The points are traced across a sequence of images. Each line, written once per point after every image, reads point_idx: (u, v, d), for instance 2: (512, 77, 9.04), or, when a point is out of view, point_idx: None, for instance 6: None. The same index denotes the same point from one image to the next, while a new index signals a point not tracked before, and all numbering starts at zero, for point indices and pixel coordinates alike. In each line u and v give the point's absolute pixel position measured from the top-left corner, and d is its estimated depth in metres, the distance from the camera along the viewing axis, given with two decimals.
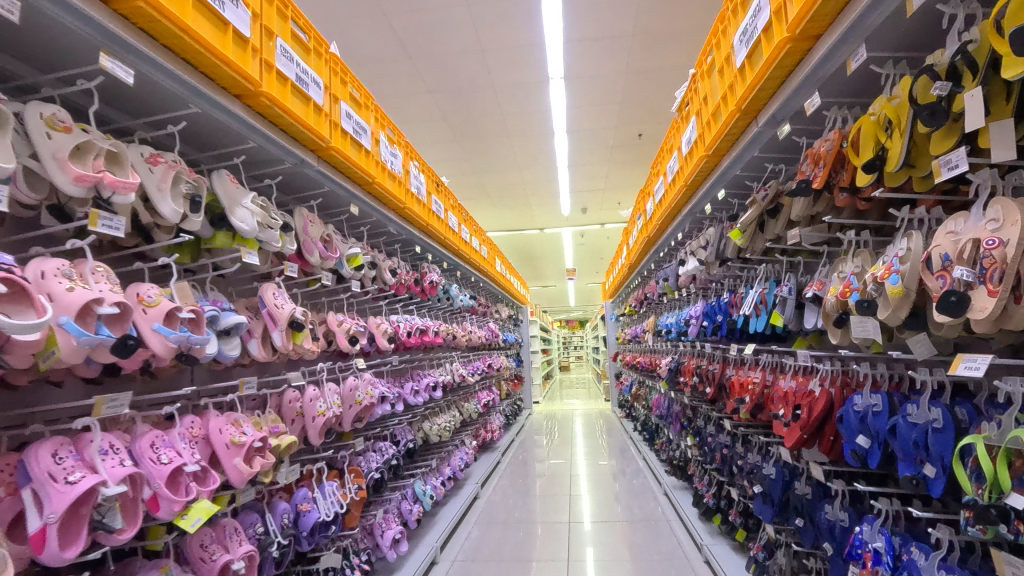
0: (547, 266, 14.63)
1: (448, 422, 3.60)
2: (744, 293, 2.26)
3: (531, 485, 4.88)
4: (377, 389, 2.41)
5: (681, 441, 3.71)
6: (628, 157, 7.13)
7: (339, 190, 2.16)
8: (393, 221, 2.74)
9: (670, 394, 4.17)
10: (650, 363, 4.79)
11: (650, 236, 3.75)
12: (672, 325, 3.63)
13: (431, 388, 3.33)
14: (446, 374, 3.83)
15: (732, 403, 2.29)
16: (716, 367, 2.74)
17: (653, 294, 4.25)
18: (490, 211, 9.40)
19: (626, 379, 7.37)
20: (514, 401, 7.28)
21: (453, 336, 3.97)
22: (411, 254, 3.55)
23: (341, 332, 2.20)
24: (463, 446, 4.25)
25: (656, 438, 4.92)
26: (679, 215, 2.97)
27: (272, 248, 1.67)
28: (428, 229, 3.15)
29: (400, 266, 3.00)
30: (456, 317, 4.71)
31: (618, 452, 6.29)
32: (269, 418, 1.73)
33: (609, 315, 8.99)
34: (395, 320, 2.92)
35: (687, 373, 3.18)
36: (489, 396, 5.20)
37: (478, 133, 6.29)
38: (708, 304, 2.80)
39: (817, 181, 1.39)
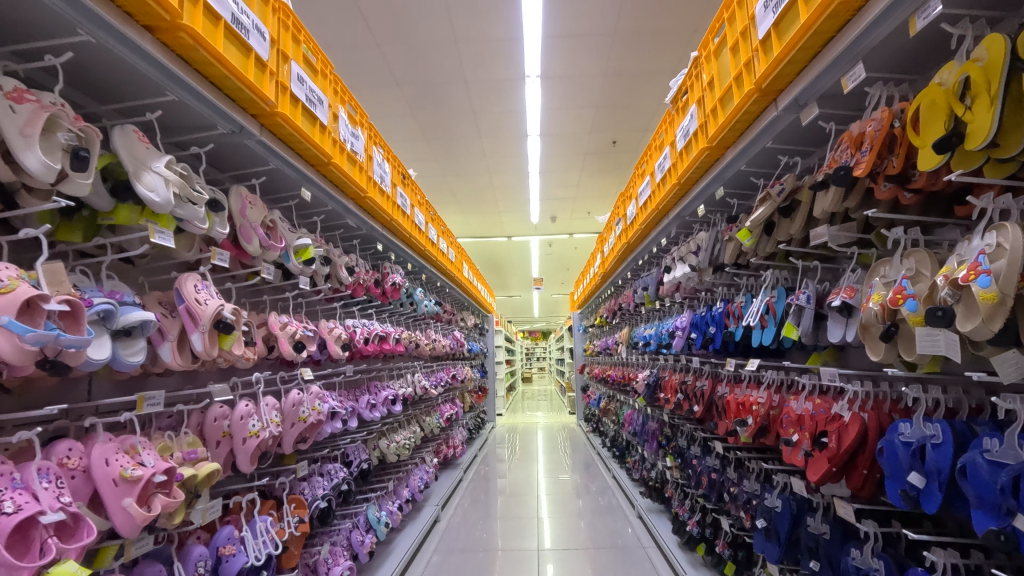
0: (513, 275, 14.39)
1: (407, 438, 3.27)
2: (744, 302, 2.05)
3: (495, 505, 4.57)
4: (326, 404, 2.09)
5: (658, 460, 3.48)
6: (601, 165, 6.99)
7: (286, 169, 1.83)
8: (352, 212, 2.42)
9: (645, 410, 3.96)
10: (624, 376, 4.58)
11: (630, 242, 3.54)
12: (651, 337, 3.42)
13: (389, 402, 3.01)
14: (407, 386, 3.50)
15: (727, 424, 2.06)
16: (703, 383, 2.52)
17: (630, 304, 4.04)
18: (457, 215, 9.10)
19: (593, 392, 7.17)
20: (477, 414, 6.95)
21: (416, 344, 3.66)
22: (371, 252, 3.23)
23: (284, 337, 1.87)
24: (423, 464, 3.92)
25: (627, 455, 4.70)
26: (666, 218, 2.76)
27: (196, 230, 1.35)
28: (392, 225, 2.85)
29: (359, 265, 2.69)
30: (419, 324, 4.39)
31: (584, 468, 6.05)
32: (184, 442, 1.39)
33: (576, 326, 8.81)
34: (351, 325, 2.59)
35: (669, 389, 2.96)
36: (452, 409, 4.88)
37: (448, 131, 6.01)
38: (697, 315, 2.58)
39: (860, 168, 1.17)
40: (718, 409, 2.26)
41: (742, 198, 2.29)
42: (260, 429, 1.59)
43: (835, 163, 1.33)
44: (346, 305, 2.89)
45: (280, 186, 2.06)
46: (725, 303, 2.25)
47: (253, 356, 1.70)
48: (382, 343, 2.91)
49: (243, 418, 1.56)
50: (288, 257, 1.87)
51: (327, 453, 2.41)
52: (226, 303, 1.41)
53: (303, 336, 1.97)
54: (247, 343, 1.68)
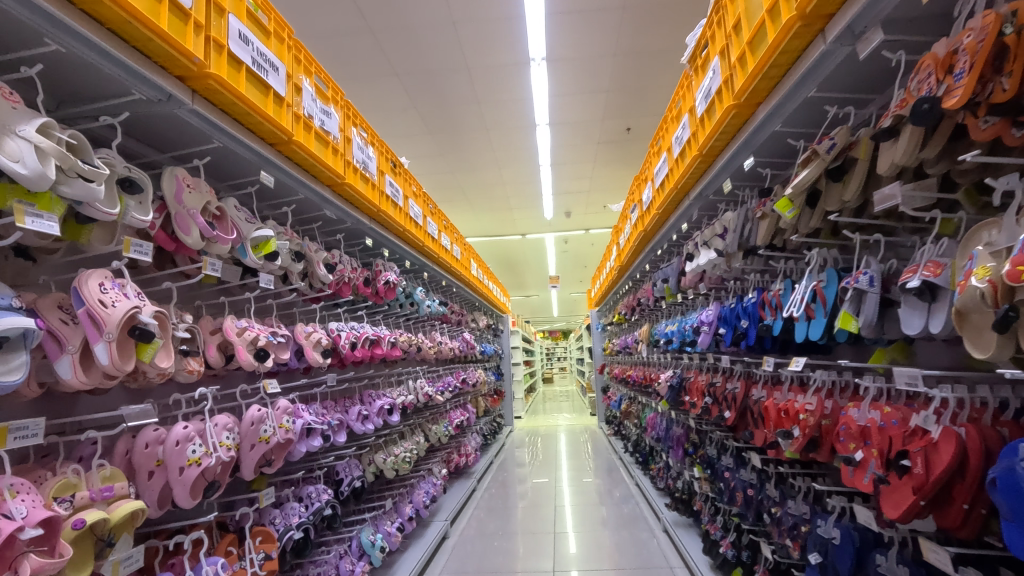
0: (529, 274, 14.09)
1: (408, 450, 3.01)
2: (783, 289, 1.73)
3: (510, 517, 4.29)
4: (300, 420, 1.83)
5: (685, 469, 3.16)
6: (615, 154, 6.66)
7: (237, 147, 1.57)
8: (331, 202, 2.16)
9: (669, 412, 3.64)
10: (644, 377, 4.25)
11: (647, 230, 3.22)
12: (673, 334, 3.11)
13: (385, 412, 2.75)
14: (409, 394, 3.24)
15: (767, 434, 1.75)
16: (734, 385, 2.20)
17: (649, 299, 3.71)
18: (468, 214, 8.85)
19: (614, 393, 6.84)
20: (492, 420, 6.68)
21: (417, 348, 3.40)
22: (363, 249, 2.97)
23: (243, 344, 1.61)
24: (429, 476, 3.66)
25: (650, 461, 4.38)
26: (686, 199, 2.45)
27: (102, 216, 1.10)
28: (381, 217, 2.58)
29: (344, 262, 2.43)
30: (423, 326, 4.12)
31: (606, 472, 5.73)
32: (97, 478, 1.14)
33: (594, 324, 8.48)
34: (334, 328, 2.34)
35: (696, 392, 2.65)
36: (463, 415, 4.62)
37: (452, 124, 5.76)
38: (725, 307, 2.26)
39: (956, 97, 0.86)
40: (755, 415, 1.94)
41: (776, 168, 1.96)
42: (203, 456, 1.33)
43: (911, 98, 1.01)
44: (333, 307, 2.63)
45: (239, 171, 1.80)
46: (759, 291, 1.93)
47: (198, 368, 1.44)
48: (374, 348, 2.65)
49: (180, 444, 1.30)
50: (245, 252, 1.62)
51: (309, 472, 2.15)
52: (143, 306, 1.15)
53: (268, 342, 1.72)
54: (190, 353, 1.43)
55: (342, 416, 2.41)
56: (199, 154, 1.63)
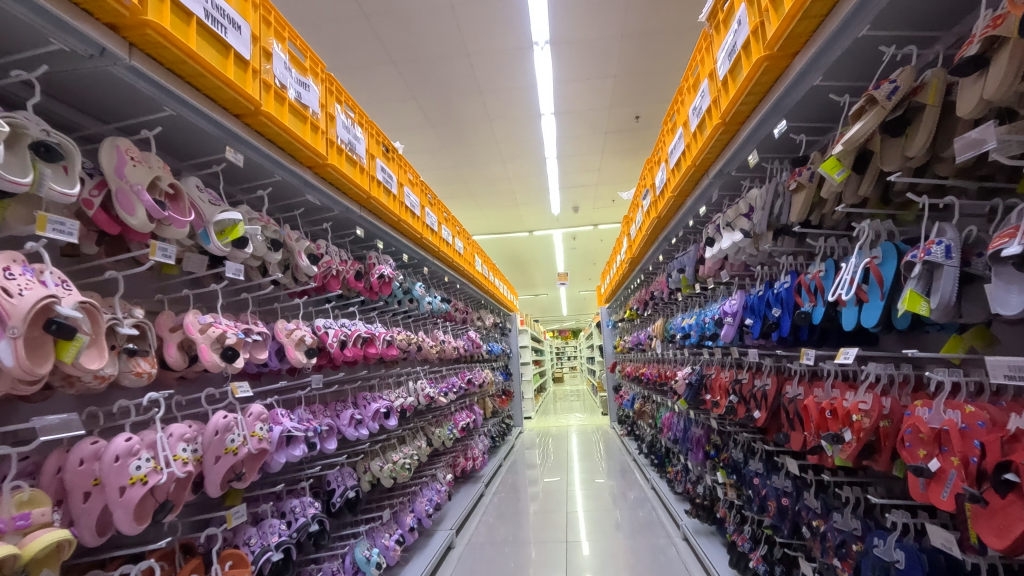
0: (537, 272, 13.88)
1: (408, 456, 2.81)
2: (824, 271, 1.51)
3: (519, 523, 4.08)
4: (278, 427, 1.63)
5: (706, 472, 2.94)
6: (622, 144, 6.43)
7: (194, 116, 1.38)
8: (312, 185, 1.97)
9: (687, 412, 3.42)
10: (659, 374, 4.03)
11: (660, 217, 3.00)
12: (691, 328, 2.89)
13: (381, 416, 2.55)
14: (409, 396, 3.04)
15: (809, 438, 1.52)
16: (764, 382, 1.98)
17: (663, 292, 3.49)
18: (474, 211, 8.65)
19: (626, 391, 6.61)
20: (500, 421, 6.47)
21: (418, 347, 3.20)
22: (356, 241, 2.77)
23: (207, 343, 1.42)
24: (433, 482, 3.47)
25: (666, 463, 4.15)
26: (706, 178, 2.22)
27: (11, 185, 0.89)
28: (371, 204, 2.38)
29: (332, 254, 2.24)
30: (425, 324, 3.93)
31: (620, 474, 5.51)
32: (11, 503, 0.94)
33: (605, 321, 8.24)
34: (321, 325, 2.13)
35: (719, 390, 2.43)
36: (470, 417, 4.42)
37: (454, 116, 5.57)
38: (751, 296, 2.04)
39: None
40: (790, 415, 1.72)
41: (812, 134, 1.73)
42: (151, 472, 1.13)
43: (1012, 10, 0.80)
44: (324, 304, 2.44)
45: (199, 146, 1.60)
46: (792, 275, 1.71)
47: (150, 370, 1.24)
48: (368, 346, 2.44)
49: (121, 460, 1.10)
50: (208, 239, 1.43)
51: (295, 484, 1.95)
52: (60, 298, 0.95)
53: (238, 340, 1.52)
54: (139, 352, 1.23)
55: (333, 421, 2.22)
56: (146, 123, 1.43)
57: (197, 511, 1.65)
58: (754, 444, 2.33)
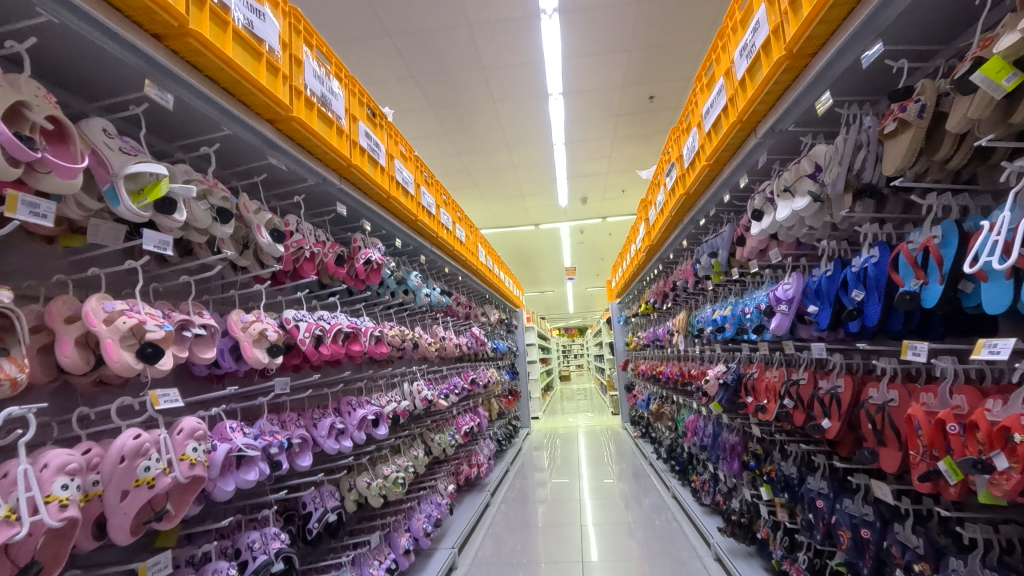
0: (544, 268, 13.50)
1: (402, 467, 2.46)
2: (943, 237, 1.13)
3: (528, 536, 3.72)
4: (224, 445, 1.27)
5: (743, 484, 2.57)
6: (635, 128, 6.05)
7: (88, 26, 1.00)
8: (274, 146, 1.59)
9: (717, 415, 3.04)
10: (681, 373, 3.66)
11: (687, 193, 2.63)
12: (725, 319, 2.52)
13: (367, 423, 2.19)
14: (403, 399, 2.68)
15: (918, 460, 1.15)
16: (833, 384, 1.60)
17: (688, 281, 3.11)
18: (478, 203, 8.30)
19: (640, 391, 6.23)
20: (507, 423, 6.12)
21: (414, 344, 2.84)
22: (339, 223, 2.41)
23: (115, 337, 1.05)
24: (432, 494, 3.11)
25: (689, 470, 3.79)
26: (754, 137, 1.84)
27: None
28: (353, 176, 2.00)
29: (306, 234, 1.88)
30: (423, 319, 3.58)
31: (635, 478, 5.14)
32: None
33: (615, 317, 7.86)
34: (290, 317, 1.76)
35: (766, 391, 2.06)
36: (474, 420, 4.07)
37: (455, 97, 5.22)
38: (815, 279, 1.67)
39: None
40: (879, 426, 1.35)
41: (911, 62, 1.35)
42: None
43: None
44: (300, 293, 2.08)
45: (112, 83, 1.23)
46: (883, 248, 1.33)
47: (16, 375, 0.88)
48: (349, 344, 2.07)
49: None
50: (117, 199, 1.08)
51: (256, 513, 1.59)
52: None
53: (166, 334, 1.16)
54: None
55: (308, 433, 1.86)
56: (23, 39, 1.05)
57: (121, 555, 1.29)
58: (811, 457, 1.96)
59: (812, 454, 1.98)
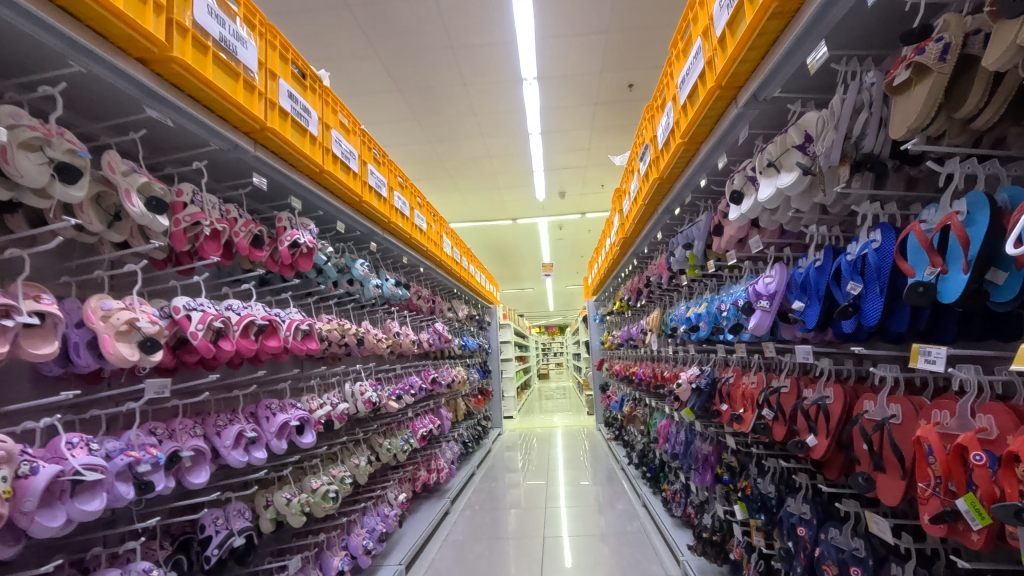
0: (523, 264, 13.23)
1: (334, 479, 2.18)
2: (967, 213, 0.89)
3: (486, 545, 3.47)
4: (50, 467, 0.98)
5: (716, 498, 2.34)
6: (613, 118, 5.82)
7: None
8: (153, 94, 1.30)
9: (690, 421, 2.82)
10: (654, 375, 3.44)
11: (660, 178, 2.38)
12: (699, 317, 2.29)
13: (290, 431, 1.91)
14: (343, 401, 2.40)
15: (928, 494, 0.91)
16: (820, 394, 1.37)
17: (662, 276, 2.89)
18: (452, 195, 8.01)
19: (614, 392, 6.01)
20: (475, 423, 5.86)
21: (359, 341, 2.55)
22: (265, 199, 2.12)
23: None
24: (379, 505, 2.83)
25: (660, 476, 3.57)
26: (734, 106, 1.60)
27: None
28: (271, 142, 1.72)
29: (209, 208, 1.59)
30: (377, 313, 3.29)
31: (605, 481, 4.93)
32: None
33: (591, 315, 7.64)
34: (181, 306, 1.45)
35: (742, 399, 1.83)
36: (434, 422, 3.81)
37: (424, 78, 4.93)
38: (801, 271, 1.43)
39: None
40: (878, 448, 1.11)
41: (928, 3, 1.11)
42: None
43: None
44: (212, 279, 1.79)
45: None
46: (887, 231, 1.08)
47: None
48: (266, 339, 1.78)
49: None
50: None
51: (122, 544, 1.30)
52: None
53: None
54: None
55: (206, 444, 1.57)
56: None
57: None
58: (790, 474, 1.73)
59: (793, 470, 1.76)
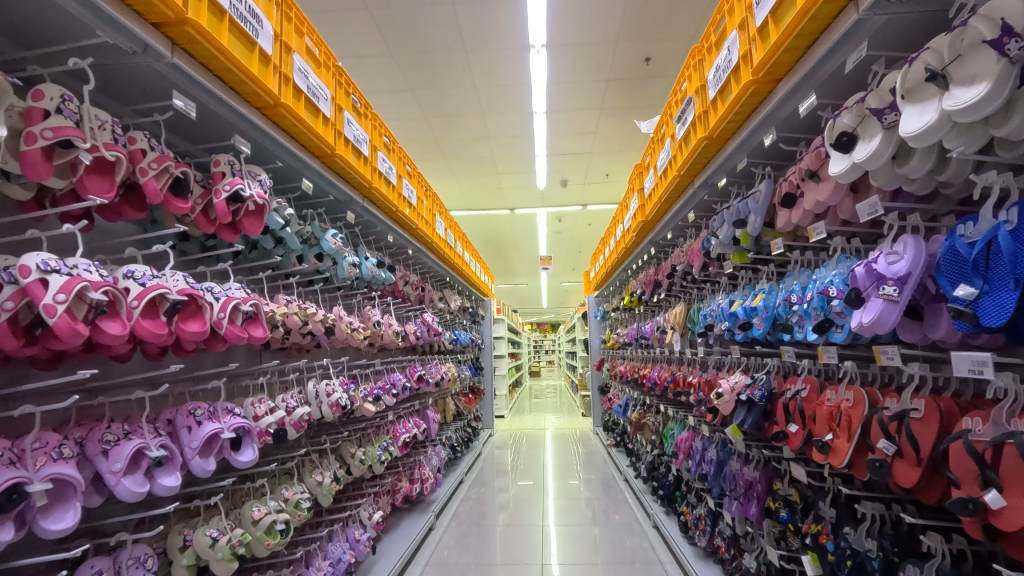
0: (518, 257, 12.75)
1: (283, 505, 1.70)
2: None
3: (475, 564, 3.01)
4: None
5: (762, 535, 1.89)
6: (625, 98, 5.35)
7: None
8: None
9: (723, 437, 2.37)
10: (673, 380, 3.00)
11: (708, 138, 1.91)
12: (752, 311, 1.84)
13: (221, 445, 1.43)
14: (303, 404, 1.93)
15: None
16: (1001, 428, 0.90)
17: (695, 263, 2.43)
18: (448, 180, 7.52)
19: (616, 395, 5.58)
20: (465, 424, 5.40)
21: (327, 329, 2.07)
22: (197, 137, 1.61)
23: None
24: (348, 527, 2.37)
25: (675, 495, 3.13)
26: (847, 15, 1.14)
27: None
28: (196, 44, 1.22)
29: (93, 126, 1.09)
30: (356, 299, 2.82)
31: (605, 488, 4.51)
32: None
33: (591, 312, 7.19)
34: (33, 266, 0.96)
35: (828, 421, 1.36)
36: (419, 426, 3.34)
37: (420, 40, 4.43)
38: (960, 242, 0.96)
39: None
40: None
41: None
42: None
43: None
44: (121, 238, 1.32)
45: None
46: None
47: None
48: (183, 321, 1.28)
49: None
50: None
51: None
52: None
53: None
54: None
55: (82, 469, 1.09)
56: None
57: None
58: (893, 526, 1.28)
59: (897, 521, 1.30)
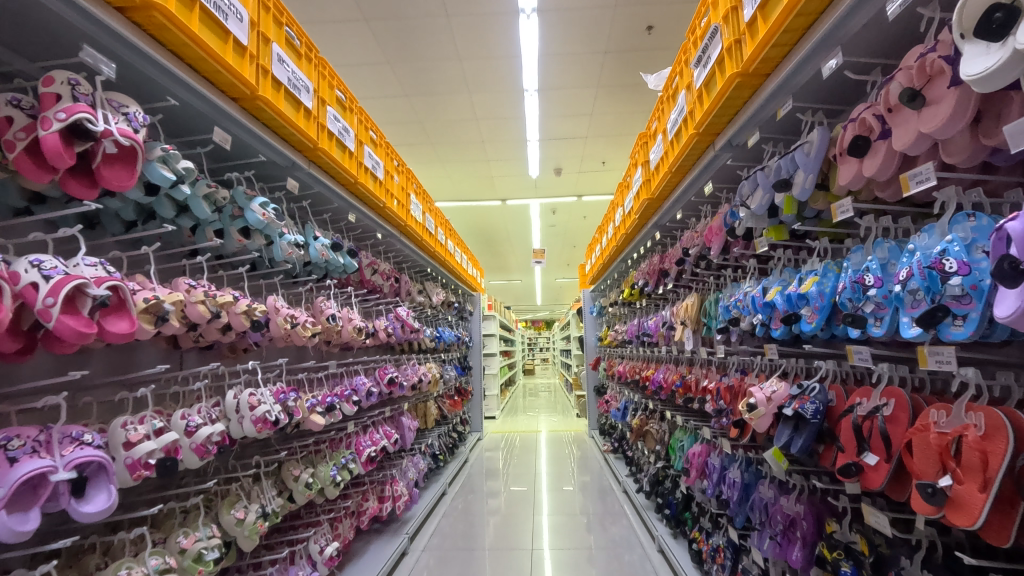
0: (510, 251, 12.27)
1: (172, 561, 1.25)
2: None
3: None
4: None
5: None
6: (624, 73, 4.91)
7: None
8: None
9: (751, 455, 1.93)
10: (684, 383, 2.56)
11: (737, 78, 1.48)
12: (800, 299, 1.41)
13: (55, 490, 0.98)
14: (214, 422, 1.47)
15: None
16: None
17: (716, 245, 2.00)
18: (434, 168, 7.06)
19: (614, 397, 5.14)
20: (450, 430, 4.96)
21: (254, 324, 1.62)
22: (39, 50, 1.16)
23: None
24: (289, 568, 1.91)
25: (686, 517, 2.69)
26: None
27: None
28: None
29: None
30: (309, 289, 2.36)
31: (602, 499, 4.08)
32: None
33: (586, 307, 6.75)
34: None
35: (939, 456, 0.93)
36: (390, 436, 2.88)
37: (395, 4, 3.97)
38: None
39: None
40: None
41: None
42: None
43: None
44: None
45: None
46: None
47: None
48: None
49: None
50: None
51: None
52: None
53: None
54: None
55: None
56: None
57: None
58: None
59: None
